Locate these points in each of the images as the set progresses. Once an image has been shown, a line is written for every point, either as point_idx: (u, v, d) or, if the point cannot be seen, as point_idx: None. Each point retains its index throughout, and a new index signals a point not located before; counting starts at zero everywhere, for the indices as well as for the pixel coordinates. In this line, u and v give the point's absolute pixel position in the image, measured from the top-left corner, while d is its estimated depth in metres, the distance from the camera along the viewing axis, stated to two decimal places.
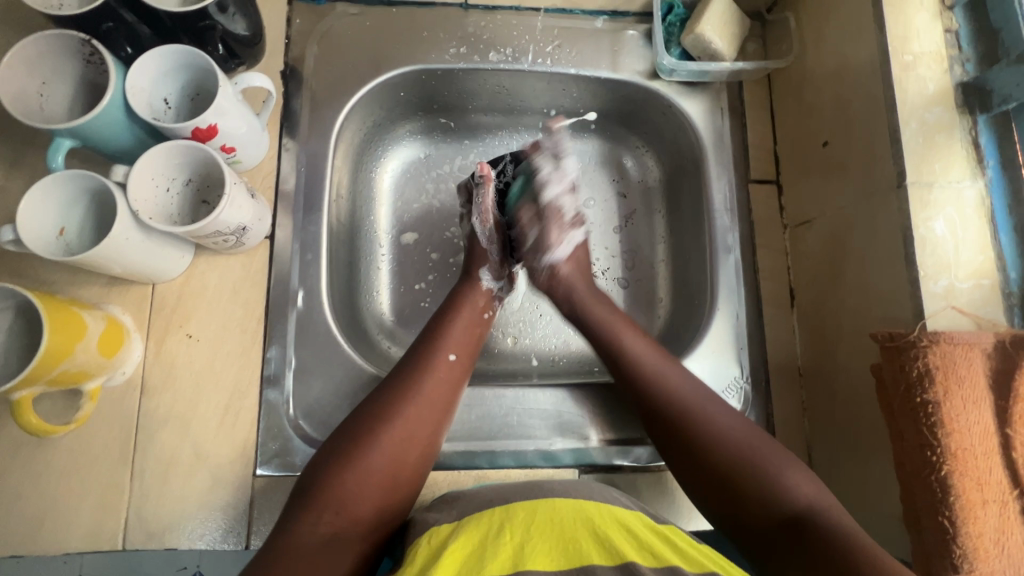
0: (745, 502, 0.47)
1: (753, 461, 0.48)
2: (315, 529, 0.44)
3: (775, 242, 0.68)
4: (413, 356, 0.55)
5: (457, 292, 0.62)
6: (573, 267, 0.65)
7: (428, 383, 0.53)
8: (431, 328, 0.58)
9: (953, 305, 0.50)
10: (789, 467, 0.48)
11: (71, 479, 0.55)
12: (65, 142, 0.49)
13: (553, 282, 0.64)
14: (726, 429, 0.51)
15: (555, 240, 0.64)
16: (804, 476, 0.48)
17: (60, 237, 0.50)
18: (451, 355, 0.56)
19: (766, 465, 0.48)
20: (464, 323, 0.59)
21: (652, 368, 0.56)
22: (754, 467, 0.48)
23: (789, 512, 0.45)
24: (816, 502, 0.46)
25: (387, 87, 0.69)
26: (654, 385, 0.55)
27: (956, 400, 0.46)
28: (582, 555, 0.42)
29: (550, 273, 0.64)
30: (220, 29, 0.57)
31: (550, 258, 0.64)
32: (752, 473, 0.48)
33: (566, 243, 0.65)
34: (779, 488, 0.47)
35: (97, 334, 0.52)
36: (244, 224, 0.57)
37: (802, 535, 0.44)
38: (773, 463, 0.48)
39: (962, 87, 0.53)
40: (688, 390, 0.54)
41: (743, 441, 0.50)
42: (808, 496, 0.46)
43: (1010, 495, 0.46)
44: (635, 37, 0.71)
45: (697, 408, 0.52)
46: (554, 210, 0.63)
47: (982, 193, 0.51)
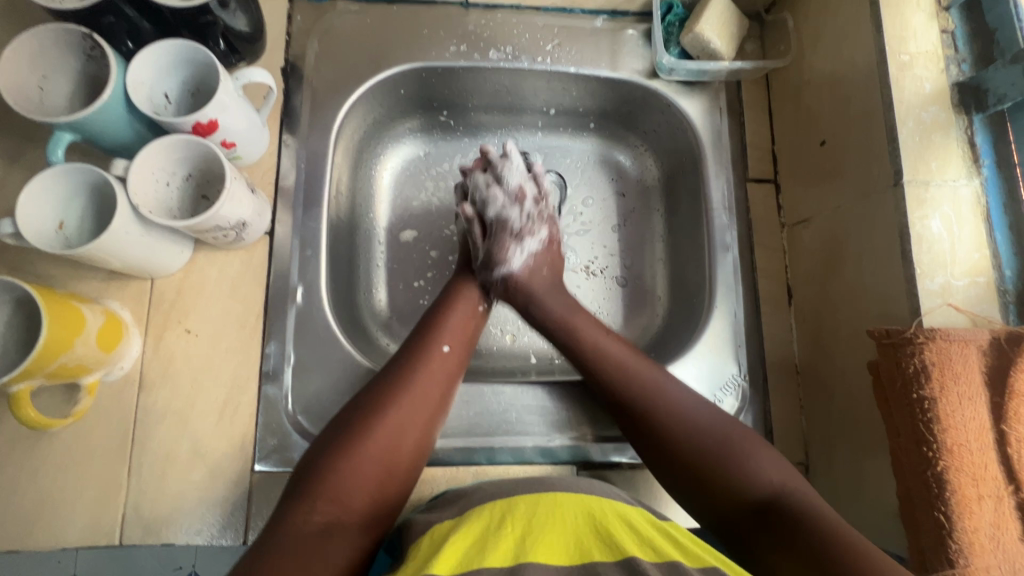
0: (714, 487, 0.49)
1: (719, 446, 0.50)
2: (309, 519, 0.44)
3: (773, 240, 0.69)
4: (408, 350, 0.55)
5: (452, 286, 0.62)
6: (533, 274, 0.63)
7: (422, 376, 0.53)
8: (426, 320, 0.59)
9: (949, 302, 0.50)
10: (757, 450, 0.50)
11: (69, 473, 0.55)
12: (66, 135, 0.49)
13: (515, 295, 0.63)
14: (696, 417, 0.52)
15: (508, 254, 0.62)
16: (770, 458, 0.49)
17: (60, 231, 0.50)
18: (445, 346, 0.56)
19: (738, 450, 0.49)
20: (458, 314, 0.59)
21: (616, 364, 0.56)
22: (723, 450, 0.49)
23: (757, 495, 0.47)
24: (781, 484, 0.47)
25: (388, 84, 0.69)
26: (617, 379, 0.55)
27: (952, 396, 0.46)
28: (584, 549, 0.42)
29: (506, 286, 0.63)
30: (222, 25, 0.57)
31: (501, 270, 0.62)
32: (720, 459, 0.49)
33: (519, 254, 0.62)
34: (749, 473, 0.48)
35: (96, 328, 0.52)
36: (244, 220, 0.57)
37: (772, 520, 0.45)
38: (745, 448, 0.50)
39: (958, 87, 0.54)
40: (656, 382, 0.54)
41: (715, 428, 0.51)
42: (775, 479, 0.48)
43: (1006, 490, 0.46)
44: (634, 36, 0.71)
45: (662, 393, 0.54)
46: (502, 225, 0.62)
47: (978, 192, 0.52)
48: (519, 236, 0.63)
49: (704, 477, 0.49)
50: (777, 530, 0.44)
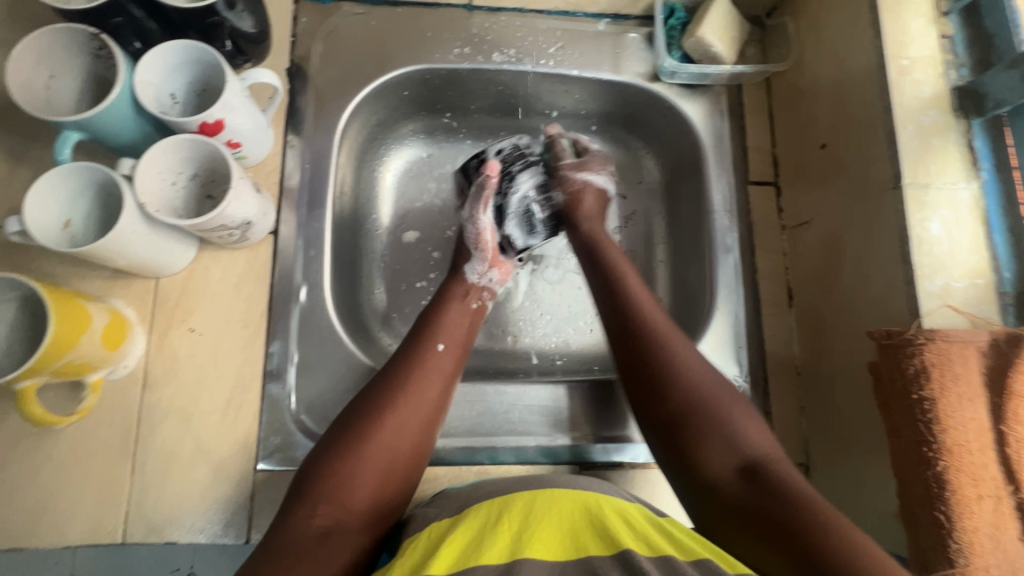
0: (703, 452, 0.47)
1: (715, 418, 0.48)
2: (309, 523, 0.44)
3: (774, 242, 0.69)
4: (405, 350, 0.56)
5: (446, 289, 0.62)
6: (597, 202, 0.68)
7: (418, 376, 0.53)
8: (422, 320, 0.59)
9: (949, 304, 0.50)
10: (743, 417, 0.49)
11: (72, 471, 0.55)
12: (74, 135, 0.49)
13: (580, 208, 0.66)
14: (704, 381, 0.51)
15: (592, 169, 0.69)
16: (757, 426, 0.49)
17: (65, 229, 0.50)
18: (440, 345, 0.56)
19: (728, 413, 0.49)
20: (455, 315, 0.60)
21: (646, 318, 0.55)
22: (717, 414, 0.48)
23: (745, 470, 0.46)
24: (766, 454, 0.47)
25: (392, 86, 0.70)
26: (641, 326, 0.54)
27: (952, 397, 0.47)
28: (580, 545, 0.42)
29: (576, 199, 0.67)
30: (228, 26, 0.58)
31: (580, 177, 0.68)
32: (713, 423, 0.48)
33: (600, 177, 0.69)
34: (737, 438, 0.47)
35: (101, 326, 0.52)
36: (249, 219, 0.57)
37: (753, 486, 0.44)
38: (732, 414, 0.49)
39: (957, 91, 0.54)
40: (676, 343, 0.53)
41: (713, 391, 0.50)
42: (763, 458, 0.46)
43: (1006, 490, 0.46)
44: (636, 40, 0.72)
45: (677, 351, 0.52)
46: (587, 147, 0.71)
47: (976, 195, 0.52)
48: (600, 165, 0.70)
49: (694, 442, 0.48)
50: (756, 498, 0.44)
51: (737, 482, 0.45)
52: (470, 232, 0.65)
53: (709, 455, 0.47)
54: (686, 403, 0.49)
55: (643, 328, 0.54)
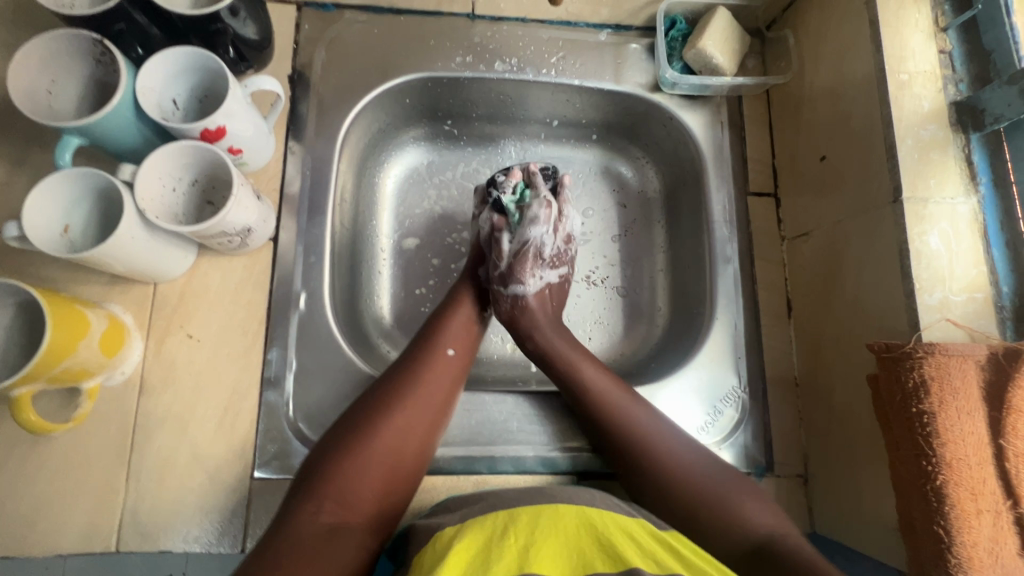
0: (706, 542, 0.50)
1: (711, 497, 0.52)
2: (315, 518, 0.44)
3: (773, 254, 0.70)
4: (412, 352, 0.56)
5: (458, 292, 0.63)
6: (540, 304, 0.64)
7: (426, 378, 0.53)
8: (430, 324, 0.59)
9: (948, 317, 0.51)
10: (747, 500, 0.51)
11: (66, 478, 0.55)
12: (74, 140, 0.49)
13: (518, 319, 0.63)
14: (702, 478, 0.53)
15: (526, 274, 0.63)
16: (764, 510, 0.51)
17: (65, 235, 0.50)
18: (450, 350, 0.56)
19: (727, 502, 0.51)
20: (463, 316, 0.60)
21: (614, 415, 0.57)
22: (714, 506, 0.51)
23: (749, 541, 0.48)
24: (775, 530, 0.49)
25: (394, 94, 0.70)
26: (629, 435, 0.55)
27: (952, 410, 0.47)
28: (586, 560, 0.41)
29: (515, 304, 0.63)
30: (232, 33, 0.57)
31: (516, 288, 0.63)
32: (711, 511, 0.51)
33: (536, 279, 0.63)
34: (739, 521, 0.50)
35: (99, 332, 0.52)
36: (250, 226, 0.57)
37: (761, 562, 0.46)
38: (731, 493, 0.52)
39: (955, 106, 0.55)
40: (661, 444, 0.55)
41: (712, 484, 0.53)
42: (767, 525, 0.49)
43: (1005, 505, 0.46)
44: (638, 51, 0.72)
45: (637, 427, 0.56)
46: (527, 252, 0.63)
47: (975, 210, 0.53)
48: (545, 263, 0.65)
49: (698, 538, 0.50)
50: (770, 574, 0.45)
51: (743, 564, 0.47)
52: (487, 233, 0.66)
53: (714, 547, 0.49)
54: (680, 508, 0.52)
55: (621, 433, 0.56)
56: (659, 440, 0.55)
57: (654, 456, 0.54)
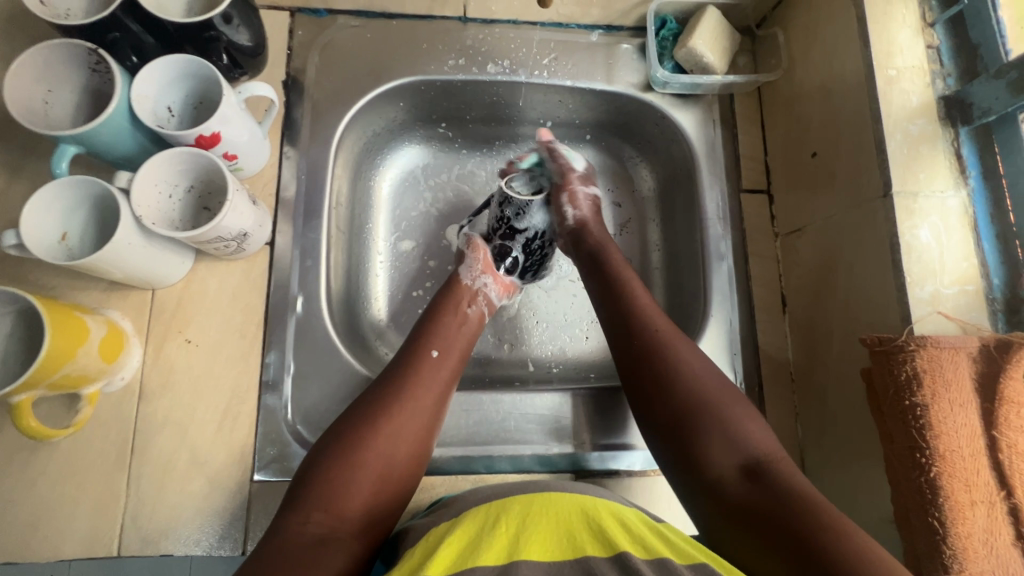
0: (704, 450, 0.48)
1: (722, 411, 0.49)
2: (305, 528, 0.44)
3: (767, 249, 0.70)
4: (401, 359, 0.56)
5: (449, 292, 0.64)
6: (595, 217, 0.69)
7: (414, 385, 0.53)
8: (419, 328, 0.59)
9: (939, 310, 0.51)
10: (744, 415, 0.49)
11: (67, 484, 0.55)
12: (70, 148, 0.50)
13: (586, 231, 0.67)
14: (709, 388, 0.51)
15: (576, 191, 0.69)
16: (762, 432, 0.49)
17: (62, 242, 0.51)
18: (434, 351, 0.56)
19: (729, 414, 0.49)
20: (451, 319, 0.60)
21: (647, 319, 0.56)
22: (712, 417, 0.49)
23: (744, 461, 0.47)
24: (771, 453, 0.47)
25: (388, 98, 0.71)
26: (659, 354, 0.53)
27: (944, 403, 0.47)
28: (576, 546, 0.42)
29: (578, 221, 0.68)
30: (225, 40, 0.58)
31: (572, 205, 0.68)
32: (716, 425, 0.48)
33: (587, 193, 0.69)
34: (738, 437, 0.48)
35: (98, 338, 0.53)
36: (246, 230, 0.57)
37: (758, 483, 0.45)
38: (730, 406, 0.50)
39: (944, 101, 0.55)
40: (686, 358, 0.53)
41: (723, 393, 0.50)
42: (763, 449, 0.47)
43: (999, 496, 0.46)
44: (629, 51, 0.73)
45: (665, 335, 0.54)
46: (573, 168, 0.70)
47: (964, 203, 0.53)
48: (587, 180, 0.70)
49: (694, 444, 0.48)
50: (761, 500, 0.44)
51: (727, 479, 0.46)
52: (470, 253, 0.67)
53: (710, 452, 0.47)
54: (682, 415, 0.49)
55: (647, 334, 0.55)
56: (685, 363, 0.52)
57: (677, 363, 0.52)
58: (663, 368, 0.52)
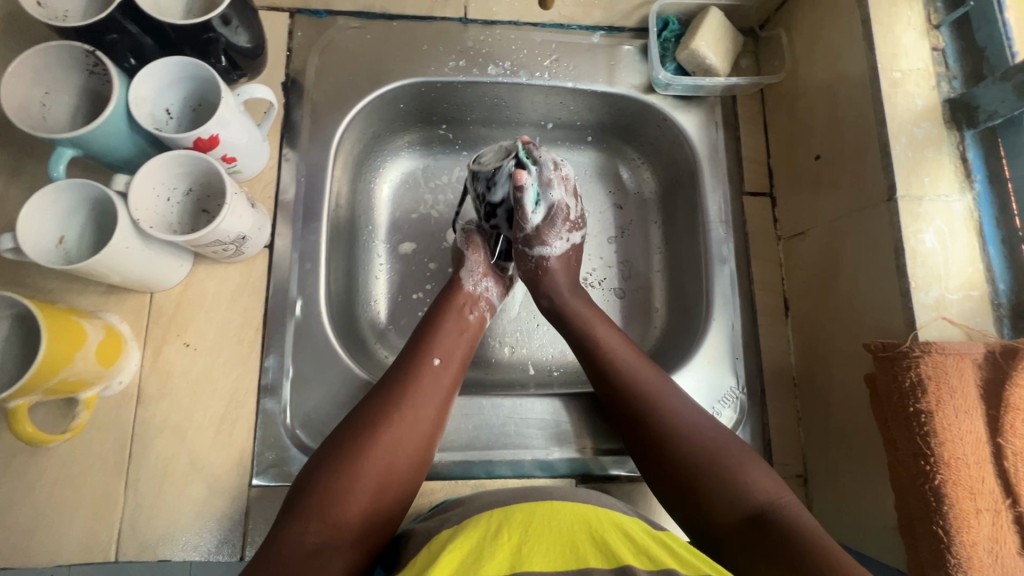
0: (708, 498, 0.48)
1: (719, 457, 0.49)
2: (302, 539, 0.43)
3: (769, 252, 0.69)
4: (401, 365, 0.55)
5: (447, 297, 0.63)
6: (562, 266, 0.66)
7: (414, 394, 0.53)
8: (420, 333, 0.59)
9: (944, 316, 0.50)
10: (748, 463, 0.49)
11: (65, 489, 0.55)
12: (68, 151, 0.49)
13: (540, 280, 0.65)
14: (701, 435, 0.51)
15: (552, 237, 0.65)
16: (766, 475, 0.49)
17: (60, 245, 0.50)
18: (435, 360, 0.56)
19: (733, 464, 0.49)
20: (451, 326, 0.60)
21: (625, 369, 0.57)
22: (713, 464, 0.49)
23: (749, 506, 0.46)
24: (775, 498, 0.47)
25: (388, 100, 0.70)
26: (648, 403, 0.54)
27: (949, 410, 0.47)
28: (579, 556, 0.41)
29: (538, 267, 0.65)
30: (224, 42, 0.57)
31: (541, 250, 0.65)
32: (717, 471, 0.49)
33: (561, 241, 0.66)
34: (740, 483, 0.48)
35: (96, 343, 0.52)
36: (244, 234, 0.57)
37: (764, 528, 0.45)
38: (732, 454, 0.50)
39: (949, 103, 0.54)
40: (678, 407, 0.54)
41: (717, 441, 0.51)
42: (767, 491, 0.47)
43: (1004, 504, 0.46)
44: (631, 52, 0.72)
45: (649, 386, 0.55)
46: (560, 213, 0.65)
47: (970, 207, 0.53)
48: (568, 227, 0.66)
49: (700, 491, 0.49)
50: (765, 546, 0.44)
51: (729, 527, 0.47)
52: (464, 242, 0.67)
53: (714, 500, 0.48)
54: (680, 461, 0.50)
55: (630, 384, 0.56)
56: (678, 417, 0.53)
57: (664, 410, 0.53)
58: (653, 419, 0.53)
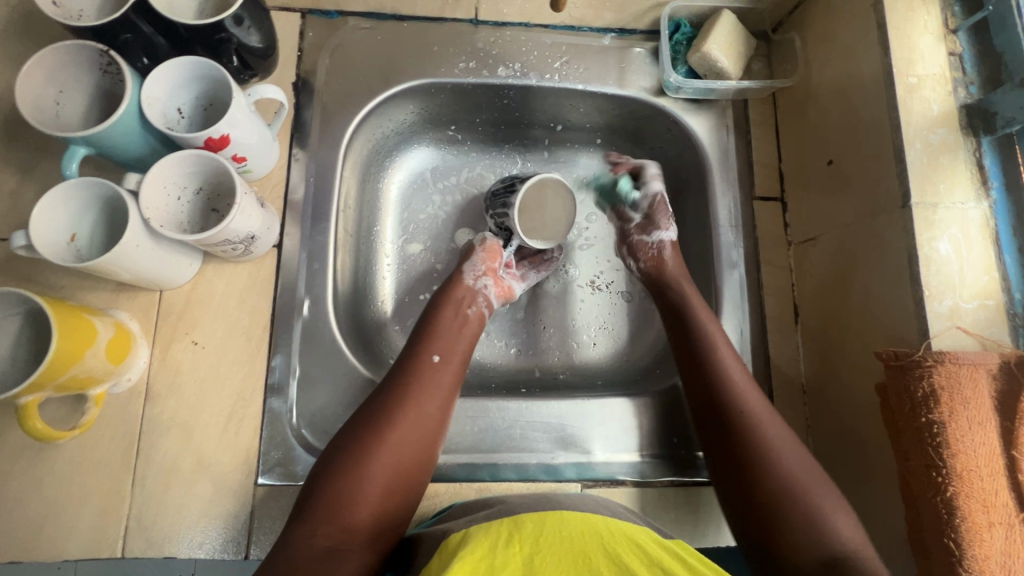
0: (787, 537, 0.47)
1: (805, 498, 0.48)
2: (312, 540, 0.43)
3: (779, 258, 0.69)
4: (401, 363, 0.55)
5: (448, 288, 0.64)
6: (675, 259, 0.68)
7: (417, 392, 0.52)
8: (419, 330, 0.59)
9: (958, 325, 0.50)
10: (834, 507, 0.48)
11: (72, 485, 0.55)
12: (80, 150, 0.50)
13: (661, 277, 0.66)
14: (794, 470, 0.50)
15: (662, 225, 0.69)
16: (848, 522, 0.47)
17: (72, 243, 0.51)
18: (435, 356, 0.56)
19: (816, 504, 0.48)
20: (450, 320, 0.60)
21: (737, 396, 0.55)
22: (801, 505, 0.48)
23: (826, 553, 0.45)
24: (853, 547, 0.46)
25: (397, 101, 0.70)
26: (750, 433, 0.52)
27: (962, 421, 0.46)
28: (592, 567, 0.40)
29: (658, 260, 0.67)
30: (236, 42, 0.58)
31: (658, 236, 0.69)
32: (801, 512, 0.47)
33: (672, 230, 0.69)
34: (822, 528, 0.47)
35: (106, 340, 0.53)
36: (253, 233, 0.57)
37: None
38: (820, 494, 0.48)
39: (966, 109, 0.54)
40: (777, 439, 0.52)
41: (810, 479, 0.49)
42: (847, 542, 0.46)
43: (1018, 517, 0.45)
44: (642, 54, 0.72)
45: (757, 417, 0.53)
46: (661, 204, 0.70)
47: (986, 215, 0.52)
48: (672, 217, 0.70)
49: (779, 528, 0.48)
50: None
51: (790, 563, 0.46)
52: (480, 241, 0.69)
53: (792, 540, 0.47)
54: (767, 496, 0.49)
55: (737, 411, 0.54)
56: (783, 445, 0.51)
57: (767, 442, 0.51)
58: (755, 446, 0.52)
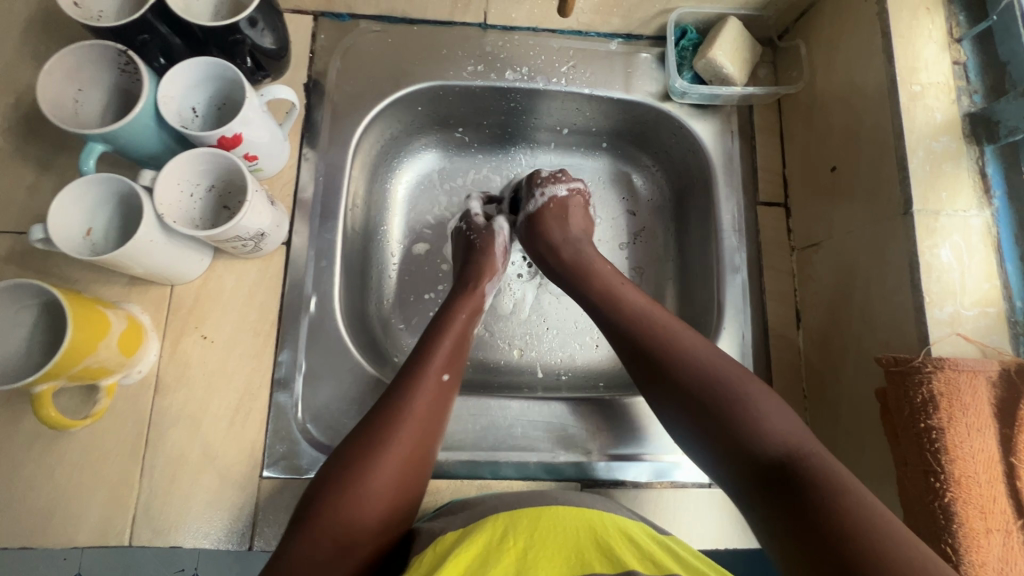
0: (730, 444, 0.45)
1: (735, 401, 0.46)
2: (313, 557, 0.43)
3: (782, 263, 0.69)
4: (408, 373, 0.54)
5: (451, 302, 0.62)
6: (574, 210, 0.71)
7: (424, 409, 0.52)
8: (427, 340, 0.57)
9: (959, 331, 0.50)
10: (767, 408, 0.46)
11: (82, 474, 0.56)
12: (98, 146, 0.51)
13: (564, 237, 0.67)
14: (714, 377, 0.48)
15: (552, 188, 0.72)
16: (783, 416, 0.45)
17: (87, 237, 0.52)
18: (445, 375, 0.55)
19: (747, 405, 0.46)
20: (456, 333, 0.59)
21: (638, 318, 0.54)
22: (731, 408, 0.46)
23: (772, 452, 0.43)
24: (795, 442, 0.43)
25: (406, 103, 0.71)
26: (661, 349, 0.51)
27: (961, 426, 0.46)
28: (584, 563, 0.41)
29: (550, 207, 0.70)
30: (249, 43, 0.59)
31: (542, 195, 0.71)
32: (734, 414, 0.45)
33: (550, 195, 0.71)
34: (759, 427, 0.44)
35: (119, 332, 0.54)
36: (263, 231, 0.58)
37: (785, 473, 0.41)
38: (750, 398, 0.46)
39: (970, 117, 0.54)
40: (691, 348, 0.50)
41: (731, 378, 0.48)
42: (787, 435, 0.44)
43: (1015, 524, 0.45)
44: (648, 60, 0.73)
45: (665, 334, 0.52)
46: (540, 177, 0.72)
47: (988, 223, 0.52)
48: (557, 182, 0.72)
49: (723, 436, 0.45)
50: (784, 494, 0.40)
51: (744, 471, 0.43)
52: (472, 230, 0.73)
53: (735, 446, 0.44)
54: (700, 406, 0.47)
55: (642, 332, 0.53)
56: (694, 353, 0.50)
57: (681, 356, 0.50)
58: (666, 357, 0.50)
